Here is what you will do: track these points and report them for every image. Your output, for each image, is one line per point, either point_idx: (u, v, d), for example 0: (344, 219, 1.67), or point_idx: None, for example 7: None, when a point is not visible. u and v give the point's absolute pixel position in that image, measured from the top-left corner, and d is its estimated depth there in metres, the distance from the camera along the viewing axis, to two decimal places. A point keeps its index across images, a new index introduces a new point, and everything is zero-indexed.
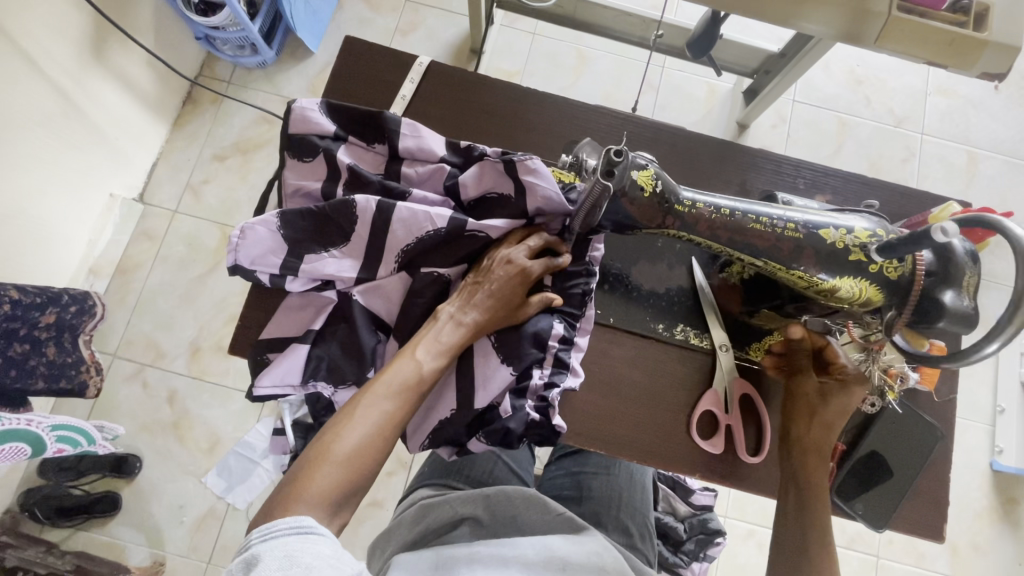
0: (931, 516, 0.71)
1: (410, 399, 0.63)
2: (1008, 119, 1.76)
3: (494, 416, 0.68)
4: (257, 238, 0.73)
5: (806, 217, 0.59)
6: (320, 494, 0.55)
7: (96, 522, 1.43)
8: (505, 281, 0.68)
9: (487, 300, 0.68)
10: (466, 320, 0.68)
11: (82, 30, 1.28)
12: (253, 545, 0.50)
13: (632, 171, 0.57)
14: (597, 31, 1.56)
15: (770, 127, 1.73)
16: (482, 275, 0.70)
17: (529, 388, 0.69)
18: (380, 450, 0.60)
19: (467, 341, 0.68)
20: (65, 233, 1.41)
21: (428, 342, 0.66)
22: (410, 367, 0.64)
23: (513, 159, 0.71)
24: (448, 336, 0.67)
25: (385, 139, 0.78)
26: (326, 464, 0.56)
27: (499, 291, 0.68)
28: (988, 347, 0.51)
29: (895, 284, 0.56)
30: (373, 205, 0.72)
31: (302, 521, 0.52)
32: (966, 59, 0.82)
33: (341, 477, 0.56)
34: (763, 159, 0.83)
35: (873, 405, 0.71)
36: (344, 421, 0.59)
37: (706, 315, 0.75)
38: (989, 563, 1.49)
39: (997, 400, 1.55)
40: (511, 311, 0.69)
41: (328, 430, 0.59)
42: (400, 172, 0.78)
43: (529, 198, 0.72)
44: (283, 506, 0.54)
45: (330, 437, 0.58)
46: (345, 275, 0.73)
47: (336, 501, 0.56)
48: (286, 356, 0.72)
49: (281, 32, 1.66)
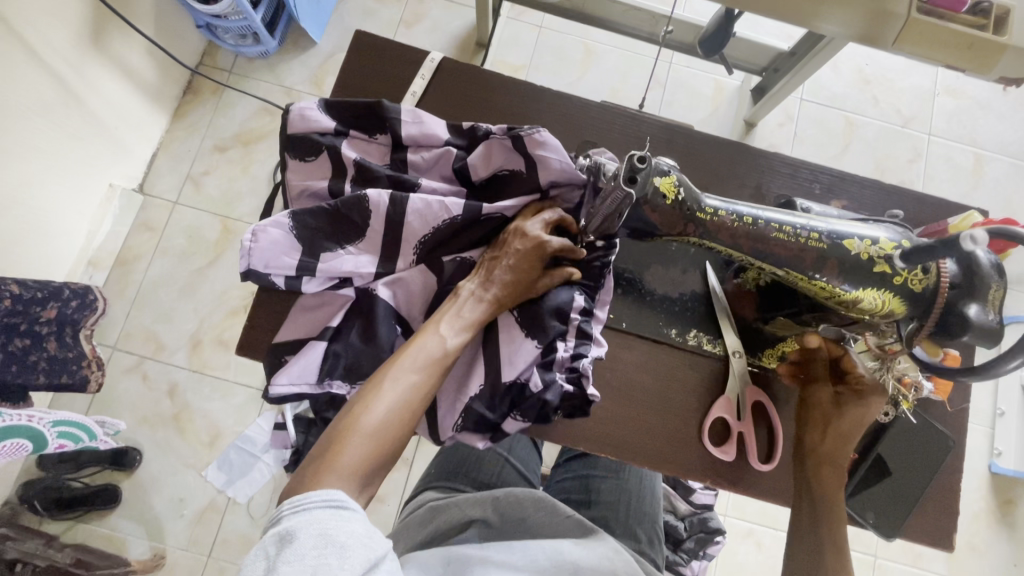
0: (941, 526, 0.71)
1: (436, 372, 0.62)
2: (1015, 121, 1.75)
3: (527, 391, 0.67)
4: (270, 241, 0.71)
5: (830, 227, 0.58)
6: (350, 468, 0.55)
7: (96, 514, 1.42)
8: (525, 255, 0.68)
9: (509, 274, 0.68)
10: (488, 295, 0.67)
11: (81, 16, 1.25)
12: (285, 518, 0.50)
13: (655, 178, 0.56)
14: (606, 26, 1.53)
15: (776, 126, 1.72)
16: (501, 250, 0.69)
17: (558, 361, 0.68)
18: (408, 424, 0.60)
19: (489, 315, 0.67)
20: (64, 224, 1.38)
21: (451, 317, 0.66)
22: (434, 341, 0.63)
23: (520, 134, 0.71)
24: (471, 310, 0.66)
25: (388, 129, 0.76)
26: (353, 438, 0.56)
27: (520, 266, 0.68)
28: (1010, 362, 0.50)
29: (918, 296, 0.55)
30: (386, 199, 0.71)
31: (334, 495, 0.52)
32: (984, 63, 0.81)
33: (371, 452, 0.56)
34: (779, 163, 0.82)
35: (886, 414, 0.71)
36: (371, 393, 0.59)
37: (720, 320, 0.74)
38: (985, 564, 1.50)
39: (997, 403, 1.56)
40: (532, 284, 0.69)
41: (354, 404, 0.59)
42: (407, 161, 0.76)
43: (542, 172, 0.72)
44: (310, 482, 0.53)
45: (357, 411, 0.58)
46: (362, 271, 0.72)
47: (366, 476, 0.56)
48: (303, 357, 0.70)
49: (284, 21, 1.63)
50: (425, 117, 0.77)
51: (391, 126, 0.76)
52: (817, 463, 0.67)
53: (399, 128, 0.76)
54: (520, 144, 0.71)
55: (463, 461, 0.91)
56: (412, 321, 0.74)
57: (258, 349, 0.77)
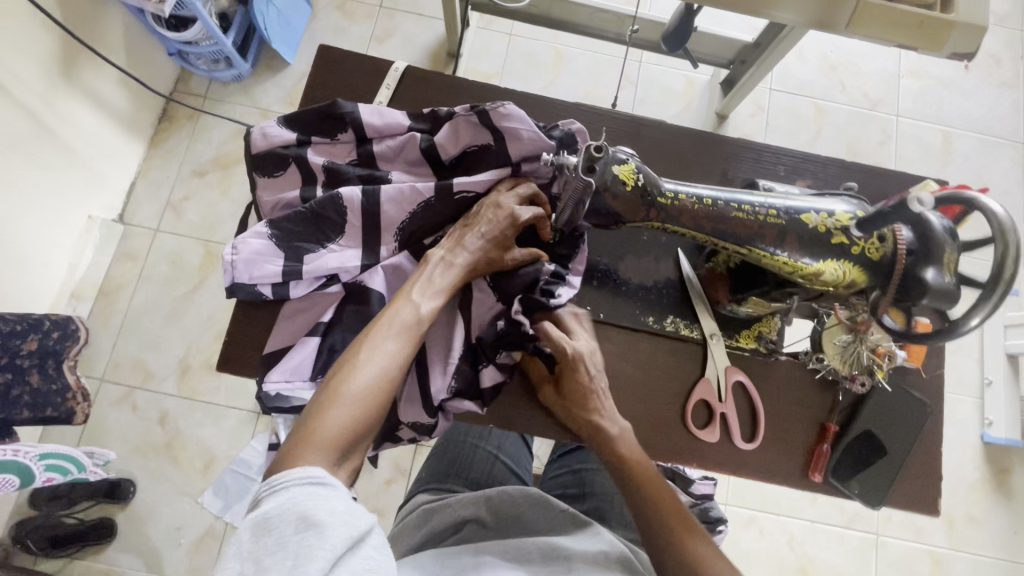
0: (926, 492, 0.72)
1: (411, 339, 0.63)
2: (979, 98, 1.80)
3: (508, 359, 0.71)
4: (252, 250, 0.72)
5: (786, 203, 0.60)
6: (331, 438, 0.55)
7: (92, 550, 1.40)
8: (495, 223, 0.69)
9: (482, 241, 0.69)
10: (458, 260, 0.68)
11: (50, 51, 1.26)
12: (263, 504, 0.50)
13: (613, 166, 0.57)
14: (574, 28, 1.56)
15: (748, 117, 1.75)
16: (471, 218, 0.70)
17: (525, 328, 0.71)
18: (389, 391, 0.60)
19: (462, 281, 0.68)
20: (44, 258, 1.38)
21: (423, 284, 0.67)
22: (408, 308, 0.64)
23: (486, 108, 0.72)
24: (446, 278, 0.67)
25: (349, 128, 0.77)
26: (335, 407, 0.56)
27: (492, 233, 0.69)
28: (971, 322, 0.53)
29: (877, 265, 0.57)
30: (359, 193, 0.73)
31: (313, 472, 0.52)
32: (935, 40, 0.84)
33: (351, 421, 0.57)
34: (744, 149, 0.83)
35: (863, 384, 0.72)
36: (350, 363, 0.60)
37: (695, 305, 0.75)
38: (986, 534, 1.51)
39: (984, 373, 1.58)
40: (503, 251, 0.70)
41: (334, 374, 0.59)
42: (373, 153, 0.77)
43: (511, 145, 0.73)
44: (289, 457, 0.53)
45: (336, 381, 0.58)
46: (348, 265, 0.73)
47: (348, 446, 0.56)
48: (298, 354, 0.71)
49: (255, 43, 1.65)
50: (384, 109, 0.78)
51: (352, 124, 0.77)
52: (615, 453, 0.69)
53: (364, 126, 0.76)
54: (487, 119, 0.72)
55: (452, 463, 0.91)
56: None
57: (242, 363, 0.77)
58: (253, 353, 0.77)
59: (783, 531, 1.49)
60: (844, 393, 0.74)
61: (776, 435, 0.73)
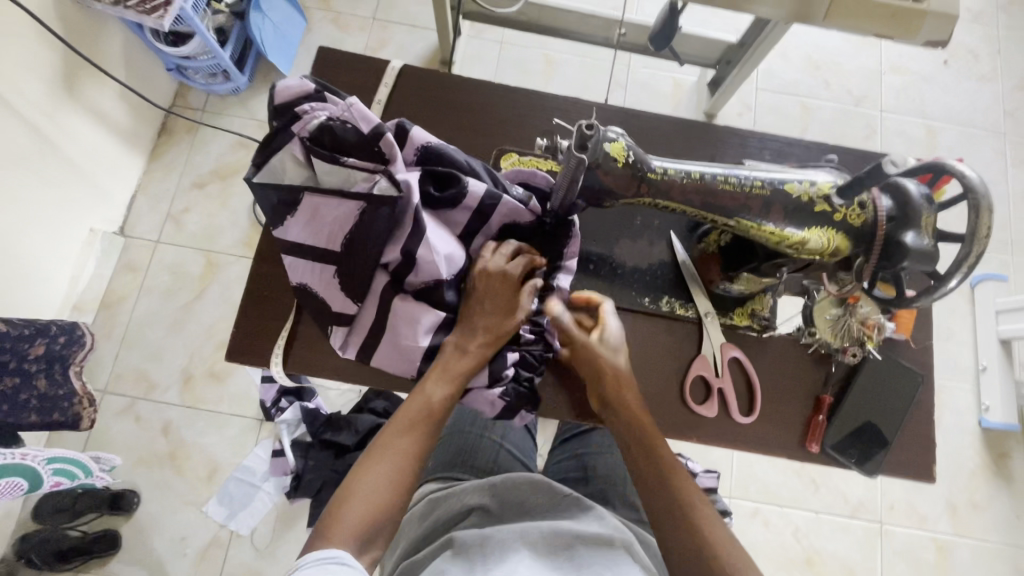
0: (920, 459, 0.75)
1: (426, 430, 0.67)
2: (960, 91, 1.84)
3: (523, 376, 0.74)
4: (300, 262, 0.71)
5: (771, 175, 0.63)
6: (353, 524, 0.60)
7: (96, 563, 1.40)
8: (492, 291, 0.70)
9: (505, 262, 0.72)
10: (470, 347, 0.70)
11: (52, 67, 1.29)
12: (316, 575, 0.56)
13: (604, 144, 0.60)
14: (564, 35, 1.59)
15: (736, 115, 1.78)
16: (472, 293, 0.71)
17: (528, 340, 0.74)
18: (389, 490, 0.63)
19: (485, 359, 0.70)
20: (47, 271, 1.40)
21: (438, 372, 0.69)
22: (419, 400, 0.68)
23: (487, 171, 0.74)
24: (470, 357, 0.69)
25: (356, 149, 0.70)
26: (351, 500, 0.61)
27: (505, 296, 0.71)
28: (951, 282, 0.56)
29: (859, 231, 0.60)
30: (354, 211, 0.68)
31: (327, 554, 0.58)
32: (909, 28, 0.87)
33: (371, 513, 0.61)
34: (730, 134, 0.87)
35: (855, 355, 0.75)
36: (371, 455, 0.65)
37: (689, 285, 0.77)
38: (989, 520, 1.51)
39: (979, 359, 1.60)
40: (511, 315, 0.71)
41: (351, 474, 0.64)
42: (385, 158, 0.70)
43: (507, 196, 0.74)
44: (319, 540, 0.60)
45: (353, 478, 0.63)
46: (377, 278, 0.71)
47: (367, 532, 0.60)
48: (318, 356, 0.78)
49: (252, 57, 1.68)
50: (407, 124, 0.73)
51: (359, 141, 0.70)
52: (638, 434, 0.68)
53: (374, 146, 0.70)
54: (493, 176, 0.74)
55: (459, 452, 0.92)
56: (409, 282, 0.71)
57: (247, 359, 0.78)
58: (260, 347, 0.78)
59: (787, 522, 1.49)
60: (837, 365, 0.76)
61: (772, 409, 0.76)
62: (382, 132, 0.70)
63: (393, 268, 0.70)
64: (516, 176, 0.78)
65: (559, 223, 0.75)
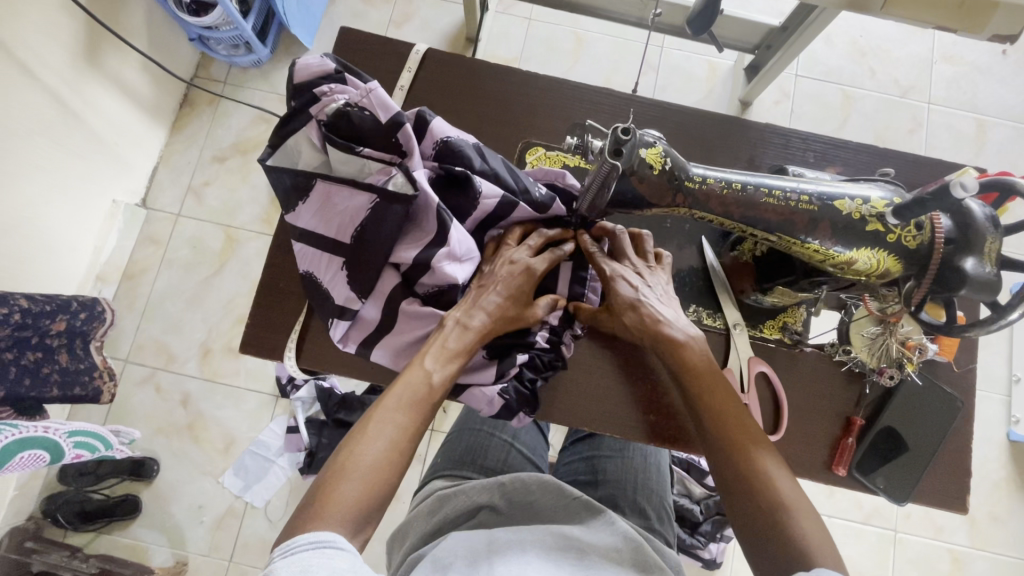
0: (952, 485, 0.72)
1: (423, 409, 0.63)
2: (1017, 84, 1.72)
3: (527, 376, 0.71)
4: (310, 248, 0.70)
5: (819, 189, 0.59)
6: (348, 502, 0.57)
7: (118, 525, 1.44)
8: (510, 281, 0.68)
9: (529, 254, 0.70)
10: (473, 324, 0.66)
11: (76, 36, 1.27)
12: (310, 555, 0.52)
13: (640, 149, 0.57)
14: (598, 13, 1.50)
15: (772, 104, 1.70)
16: (486, 281, 0.68)
17: (542, 347, 0.72)
18: (394, 470, 0.60)
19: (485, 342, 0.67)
20: (71, 242, 1.41)
21: (438, 350, 0.65)
22: (419, 377, 0.64)
23: (511, 167, 0.71)
24: (473, 337, 0.66)
25: (372, 138, 0.67)
26: (344, 481, 0.57)
27: (520, 279, 0.68)
28: (1011, 316, 0.52)
29: (913, 254, 0.56)
30: (366, 205, 0.65)
31: (321, 536, 0.53)
32: (976, 22, 0.79)
33: (363, 493, 0.58)
34: (772, 133, 0.81)
35: (892, 378, 0.71)
36: (364, 428, 0.61)
37: (718, 294, 0.73)
38: (1008, 533, 1.47)
39: (1013, 370, 1.52)
40: (523, 307, 0.69)
41: (342, 450, 0.60)
42: (404, 153, 0.67)
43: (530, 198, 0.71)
44: (308, 520, 0.55)
45: (346, 454, 0.59)
46: (387, 278, 0.69)
47: (359, 518, 0.57)
48: (331, 350, 0.77)
49: (275, 29, 1.63)
50: (427, 114, 0.70)
51: (376, 131, 0.66)
52: (715, 422, 0.63)
53: (391, 137, 0.67)
54: (518, 173, 0.71)
55: (468, 450, 0.91)
56: (421, 287, 0.69)
57: (262, 348, 0.78)
58: (277, 336, 0.78)
59: None
60: (871, 386, 0.73)
61: (798, 427, 0.73)
62: (402, 122, 0.66)
63: (404, 269, 0.69)
64: (542, 176, 0.74)
65: (586, 227, 0.74)
